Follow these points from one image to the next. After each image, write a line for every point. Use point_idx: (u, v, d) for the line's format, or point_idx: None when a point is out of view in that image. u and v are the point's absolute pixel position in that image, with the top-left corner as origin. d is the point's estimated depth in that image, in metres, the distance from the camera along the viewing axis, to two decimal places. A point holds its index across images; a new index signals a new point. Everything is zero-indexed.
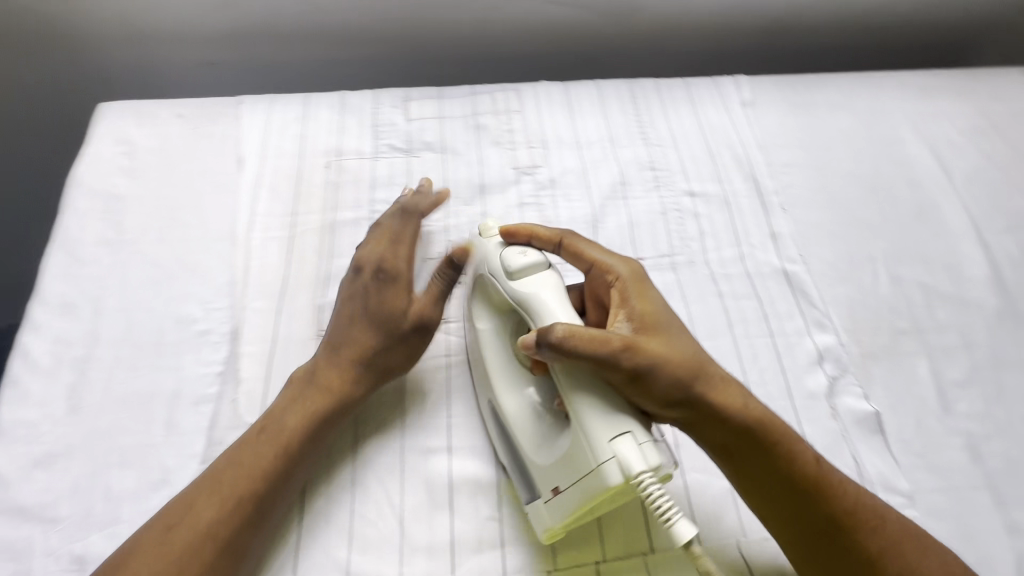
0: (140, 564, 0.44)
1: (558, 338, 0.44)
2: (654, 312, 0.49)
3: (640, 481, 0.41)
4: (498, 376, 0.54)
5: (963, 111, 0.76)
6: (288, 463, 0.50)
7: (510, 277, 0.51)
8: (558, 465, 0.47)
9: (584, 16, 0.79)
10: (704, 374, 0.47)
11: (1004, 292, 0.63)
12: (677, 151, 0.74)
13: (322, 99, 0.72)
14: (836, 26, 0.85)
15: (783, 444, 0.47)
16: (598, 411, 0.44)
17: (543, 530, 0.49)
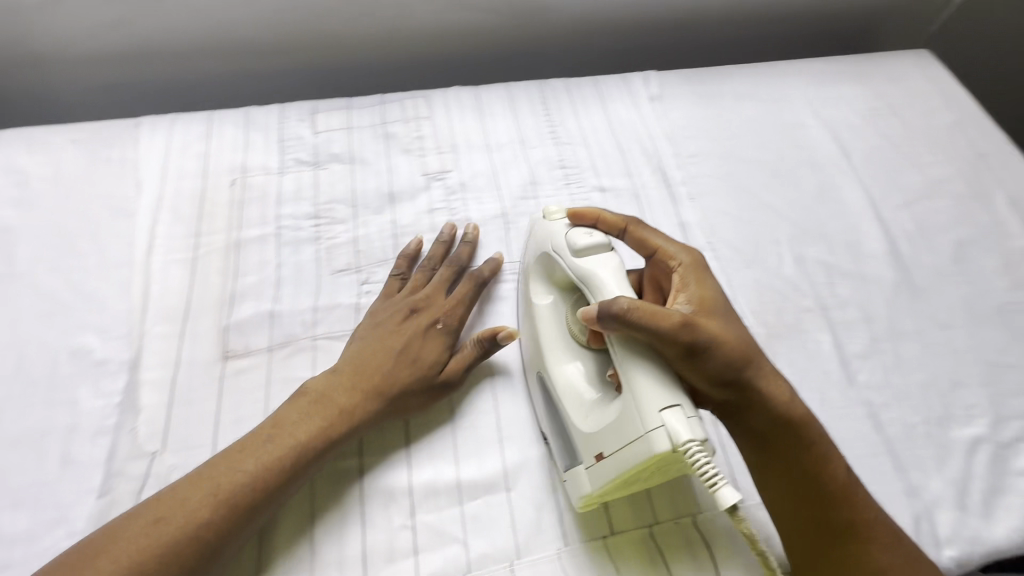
0: (122, 548, 0.41)
1: (625, 308, 0.44)
2: (712, 298, 0.50)
3: (686, 449, 0.41)
4: (549, 347, 0.55)
5: (859, 96, 0.84)
6: (288, 482, 0.48)
7: (574, 254, 0.52)
8: (605, 433, 0.47)
9: (494, 20, 0.82)
10: (757, 361, 0.47)
11: (900, 265, 0.70)
12: (587, 148, 0.75)
13: (232, 116, 0.73)
14: (736, 18, 0.90)
15: (814, 445, 0.48)
16: (654, 380, 0.44)
17: (583, 496, 0.50)
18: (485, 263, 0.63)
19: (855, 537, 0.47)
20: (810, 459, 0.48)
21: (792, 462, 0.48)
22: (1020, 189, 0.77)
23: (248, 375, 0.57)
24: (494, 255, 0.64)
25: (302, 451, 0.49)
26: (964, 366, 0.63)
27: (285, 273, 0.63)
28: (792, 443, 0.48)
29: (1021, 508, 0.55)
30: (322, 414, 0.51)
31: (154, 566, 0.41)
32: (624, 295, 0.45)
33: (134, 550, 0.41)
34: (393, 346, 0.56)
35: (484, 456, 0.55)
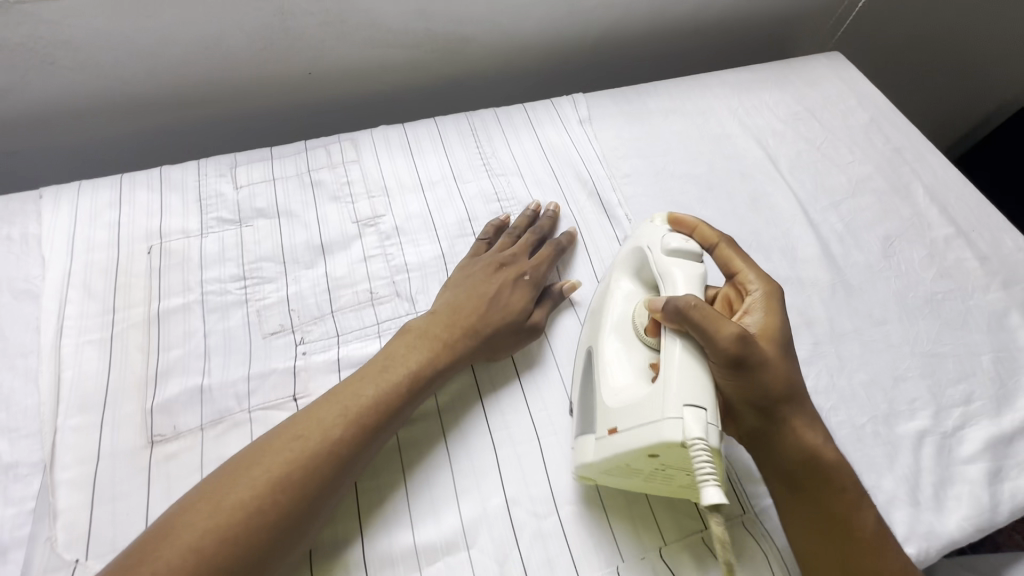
0: (270, 460, 0.45)
1: (688, 304, 0.48)
2: (777, 329, 0.51)
3: (693, 447, 0.43)
4: (606, 328, 0.56)
5: (779, 102, 0.87)
6: (382, 418, 0.51)
7: (663, 251, 0.55)
8: (624, 409, 0.48)
9: (416, 55, 0.81)
10: (796, 395, 0.49)
11: (834, 266, 0.72)
12: (522, 177, 0.75)
13: (145, 178, 0.69)
14: (654, 36, 0.92)
15: (844, 488, 0.49)
16: (690, 375, 0.46)
17: (584, 464, 0.52)
18: (563, 233, 0.69)
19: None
20: (839, 503, 0.49)
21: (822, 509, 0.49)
22: (936, 180, 0.80)
23: (179, 460, 0.52)
24: (569, 229, 0.70)
25: (414, 380, 0.54)
26: (903, 359, 0.65)
27: (213, 342, 0.59)
28: (813, 472, 0.49)
29: (970, 496, 0.57)
30: (419, 350, 0.56)
31: (294, 477, 0.45)
32: (694, 294, 0.49)
33: (279, 463, 0.45)
34: (487, 293, 0.61)
35: (439, 515, 0.53)
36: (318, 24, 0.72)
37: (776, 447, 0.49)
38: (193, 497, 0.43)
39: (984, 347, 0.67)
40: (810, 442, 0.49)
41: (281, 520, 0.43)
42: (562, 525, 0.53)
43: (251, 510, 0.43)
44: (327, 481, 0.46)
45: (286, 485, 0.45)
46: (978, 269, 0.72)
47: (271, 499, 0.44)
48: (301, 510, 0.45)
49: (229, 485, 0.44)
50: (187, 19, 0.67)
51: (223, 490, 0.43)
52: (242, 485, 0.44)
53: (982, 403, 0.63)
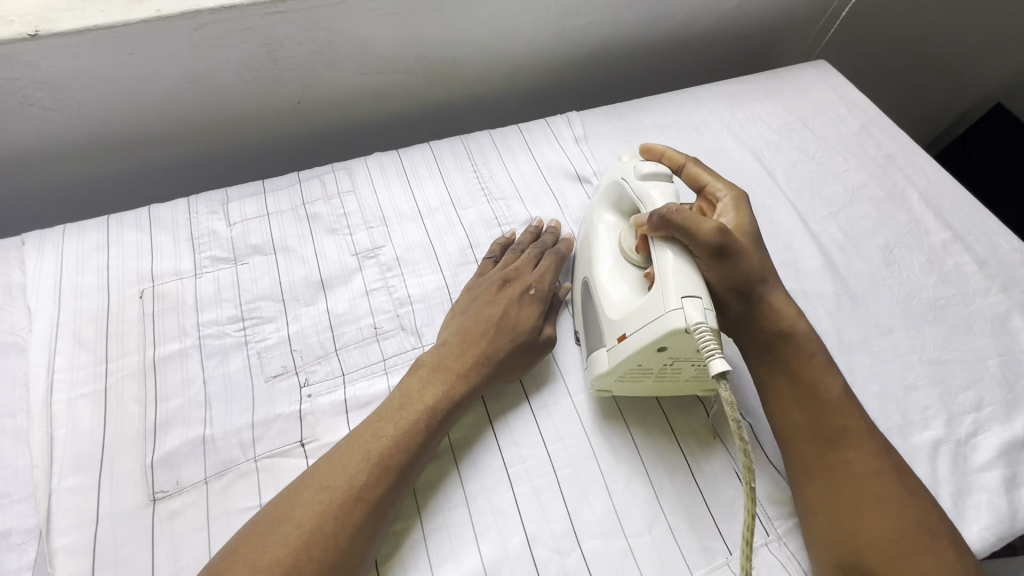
0: (299, 515, 0.45)
1: (669, 210, 0.51)
2: (745, 224, 0.58)
3: (698, 329, 0.45)
4: (598, 255, 0.60)
5: (771, 113, 0.87)
6: (409, 458, 0.50)
7: (639, 179, 0.59)
8: (630, 317, 0.51)
9: (407, 80, 0.80)
10: (768, 277, 0.56)
11: (837, 277, 0.72)
12: (521, 200, 0.74)
13: (133, 218, 0.67)
14: (643, 51, 0.92)
15: (812, 357, 0.54)
16: (682, 272, 0.49)
17: (597, 376, 0.55)
18: (561, 243, 0.68)
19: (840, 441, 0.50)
20: (809, 372, 0.53)
21: (796, 381, 0.53)
22: (929, 186, 0.81)
23: (183, 517, 0.50)
24: (568, 235, 0.69)
25: (432, 416, 0.52)
26: (913, 368, 0.65)
27: (214, 389, 0.57)
28: (791, 350, 0.54)
29: (989, 505, 0.56)
30: (434, 381, 0.55)
31: (328, 527, 0.44)
32: (673, 202, 0.53)
33: (308, 517, 0.45)
34: (494, 314, 0.60)
35: (459, 559, 0.50)
36: (307, 53, 0.70)
37: (757, 330, 0.55)
38: (226, 557, 0.43)
39: (989, 351, 0.67)
40: (786, 316, 0.55)
41: (328, 565, 0.43)
42: (586, 563, 0.51)
43: (289, 569, 0.42)
44: (360, 524, 0.46)
45: (321, 540, 0.44)
46: (976, 273, 0.73)
47: (307, 554, 0.43)
48: (341, 560, 0.44)
49: (264, 539, 0.43)
50: (172, 55, 0.64)
51: (256, 552, 0.43)
52: (274, 543, 0.43)
53: (992, 408, 0.63)
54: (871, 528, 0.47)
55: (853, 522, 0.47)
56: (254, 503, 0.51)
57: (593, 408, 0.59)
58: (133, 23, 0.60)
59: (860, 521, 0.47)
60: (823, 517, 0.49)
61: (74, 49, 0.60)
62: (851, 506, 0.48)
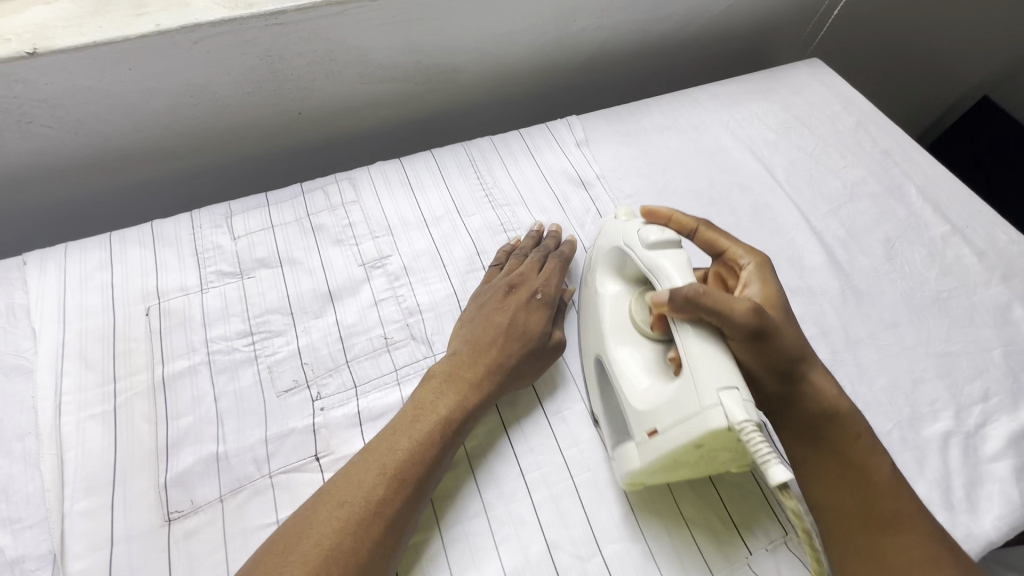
0: (316, 532, 0.44)
1: (693, 291, 0.47)
2: (774, 295, 0.53)
3: (744, 428, 0.42)
4: (608, 333, 0.56)
5: (768, 112, 0.88)
6: (425, 472, 0.49)
7: (645, 247, 0.55)
8: (661, 408, 0.47)
9: (407, 87, 0.80)
10: (808, 354, 0.51)
11: (841, 273, 0.72)
12: (525, 206, 0.74)
13: (136, 235, 0.66)
14: (640, 53, 0.93)
15: (858, 433, 0.51)
16: (716, 358, 0.45)
17: (629, 473, 0.50)
18: (563, 245, 0.68)
19: (894, 525, 0.47)
20: (856, 451, 0.50)
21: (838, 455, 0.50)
22: (926, 179, 0.82)
23: (200, 536, 0.49)
24: (569, 236, 0.69)
25: (446, 426, 0.52)
26: (920, 361, 0.66)
27: (225, 406, 0.56)
28: (830, 427, 0.51)
29: (1001, 494, 0.57)
30: (447, 392, 0.54)
31: (346, 546, 0.44)
32: (694, 281, 0.48)
33: (326, 535, 0.44)
34: (503, 321, 0.59)
35: (480, 568, 0.50)
36: (307, 64, 0.70)
37: (796, 408, 0.51)
38: None
39: (993, 342, 0.68)
40: (826, 396, 0.51)
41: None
42: (607, 567, 0.51)
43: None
44: (378, 539, 0.45)
45: (339, 556, 0.43)
46: (977, 264, 0.74)
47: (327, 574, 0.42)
48: None
49: (280, 567, 0.42)
50: (170, 69, 0.64)
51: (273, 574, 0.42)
52: (292, 562, 0.42)
53: (998, 399, 0.64)
54: None
55: None
56: (272, 520, 0.51)
57: None
58: (132, 38, 0.59)
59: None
60: None
61: (72, 65, 0.59)
62: None
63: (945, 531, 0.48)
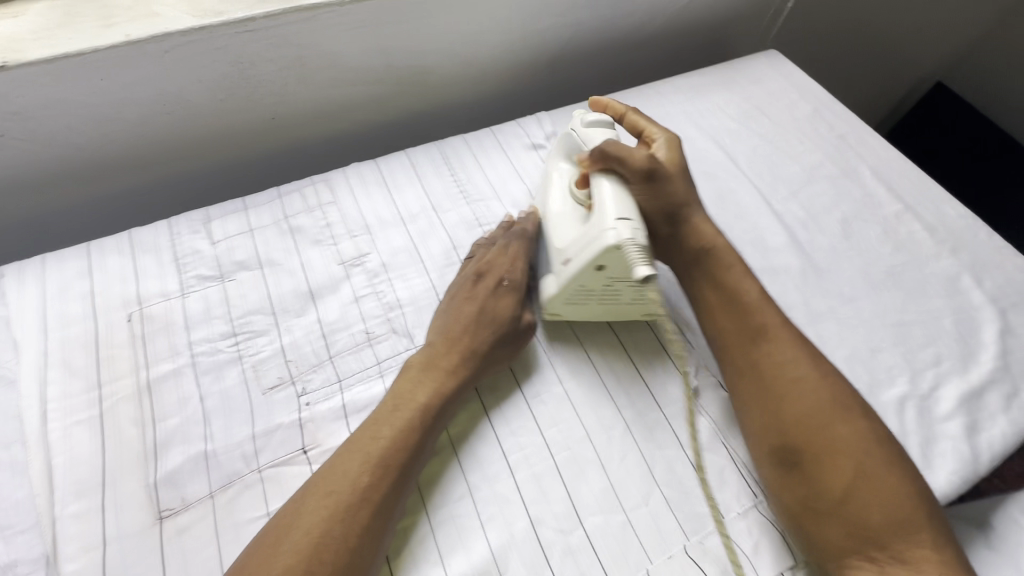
0: (305, 523, 0.46)
1: (605, 146, 0.63)
2: (673, 159, 0.68)
3: (625, 244, 0.54)
4: (546, 196, 0.70)
5: (730, 102, 0.92)
6: (407, 459, 0.51)
7: (584, 126, 0.69)
8: (573, 242, 0.60)
9: (379, 90, 0.82)
10: (692, 205, 0.67)
11: (802, 252, 0.76)
12: (499, 199, 0.76)
13: (113, 244, 0.67)
14: (605, 49, 0.96)
15: (733, 265, 0.65)
16: (615, 199, 0.59)
17: (549, 299, 0.63)
18: (524, 220, 0.70)
19: (776, 362, 0.58)
20: (733, 280, 0.64)
21: (720, 292, 0.64)
22: (879, 161, 0.87)
23: (193, 532, 0.50)
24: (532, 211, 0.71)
25: (425, 414, 0.54)
26: (877, 332, 0.70)
27: (211, 406, 0.57)
28: (717, 269, 0.65)
29: (953, 451, 0.61)
30: (427, 380, 0.57)
31: (334, 533, 0.46)
32: (607, 139, 0.64)
33: (315, 524, 0.46)
34: (473, 311, 0.62)
35: (468, 546, 0.52)
36: (279, 70, 0.72)
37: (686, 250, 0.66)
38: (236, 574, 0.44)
39: (944, 310, 0.72)
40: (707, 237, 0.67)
41: (339, 566, 0.45)
42: (589, 538, 0.53)
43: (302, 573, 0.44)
44: (366, 525, 0.47)
45: (329, 543, 0.45)
46: (927, 239, 0.78)
47: (318, 560, 0.44)
48: (352, 562, 0.45)
49: (271, 557, 0.44)
50: (142, 79, 0.65)
51: (264, 568, 0.44)
52: (284, 553, 0.45)
53: (950, 362, 0.68)
54: (793, 410, 0.55)
55: (776, 406, 0.56)
56: (263, 512, 0.52)
57: (583, 391, 0.62)
58: (105, 49, 0.60)
59: (787, 405, 0.56)
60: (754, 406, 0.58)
61: (42, 78, 0.60)
62: (776, 397, 0.57)
63: (812, 345, 0.60)
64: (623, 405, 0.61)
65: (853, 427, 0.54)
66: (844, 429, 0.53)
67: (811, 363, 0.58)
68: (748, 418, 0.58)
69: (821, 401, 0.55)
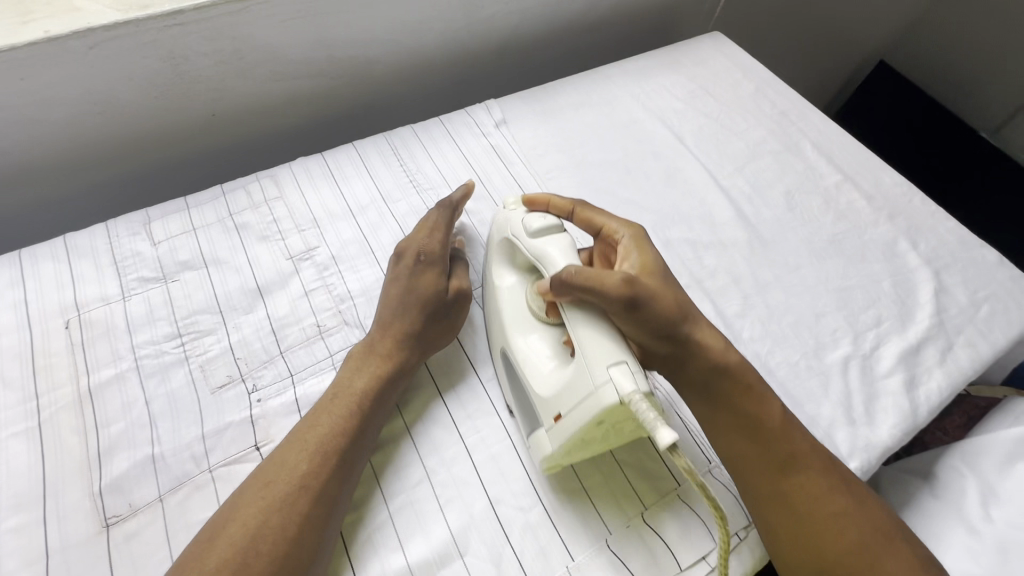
0: (243, 514, 0.46)
1: (569, 274, 0.51)
2: (650, 264, 0.56)
3: (632, 400, 0.45)
4: (510, 325, 0.58)
5: (676, 82, 0.94)
6: (347, 447, 0.51)
7: (530, 236, 0.58)
8: (561, 393, 0.50)
9: (322, 83, 0.81)
10: (689, 315, 0.54)
11: (748, 225, 0.78)
12: (448, 187, 0.76)
13: (47, 250, 0.64)
14: (553, 34, 0.97)
15: (750, 383, 0.54)
16: (601, 336, 0.49)
17: (545, 459, 0.52)
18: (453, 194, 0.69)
19: (809, 488, 0.51)
20: (750, 400, 0.54)
21: (739, 414, 0.54)
22: (819, 135, 0.90)
23: (142, 537, 0.49)
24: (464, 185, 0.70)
25: (364, 401, 0.54)
26: (821, 298, 0.72)
27: (157, 409, 0.56)
28: (729, 385, 0.54)
29: (894, 406, 0.64)
30: (366, 364, 0.56)
31: (270, 523, 0.45)
32: (569, 263, 0.52)
33: (254, 515, 0.46)
34: (398, 292, 0.61)
35: (427, 530, 0.52)
36: (214, 64, 0.70)
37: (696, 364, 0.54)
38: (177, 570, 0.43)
39: (883, 274, 0.75)
40: (715, 351, 0.54)
41: (277, 555, 0.44)
42: (548, 515, 0.54)
43: (237, 567, 0.43)
44: (306, 513, 0.47)
45: (266, 534, 0.45)
46: (866, 207, 0.82)
47: (255, 550, 0.44)
48: (292, 550, 0.45)
49: (209, 548, 0.44)
50: (65, 78, 0.62)
51: (198, 563, 0.43)
52: (218, 547, 0.44)
53: (890, 322, 0.71)
54: (837, 545, 0.49)
55: (816, 541, 0.49)
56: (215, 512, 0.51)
57: None
58: (22, 47, 0.58)
59: (833, 540, 0.49)
60: (796, 547, 0.50)
61: None
62: (815, 530, 0.49)
63: (840, 464, 0.54)
64: None
65: (902, 558, 0.48)
66: (896, 564, 0.48)
67: (845, 492, 0.51)
68: (787, 559, 0.50)
69: (865, 533, 0.49)
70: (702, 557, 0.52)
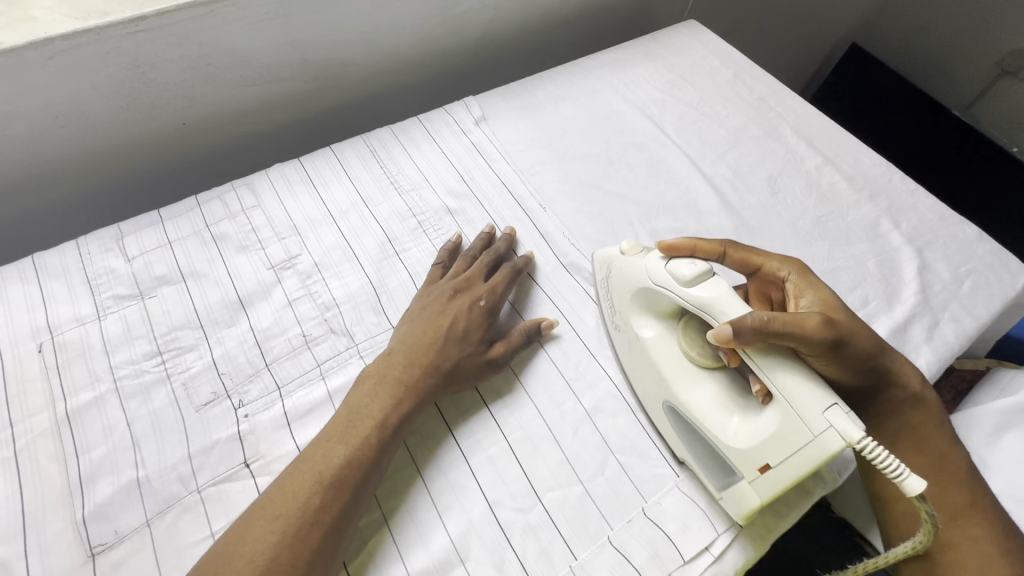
0: (249, 549, 0.43)
1: (765, 322, 0.47)
2: (829, 298, 0.57)
3: (864, 444, 0.43)
4: (671, 375, 0.56)
5: (654, 72, 0.93)
6: (358, 480, 0.48)
7: (686, 286, 0.54)
8: (763, 445, 0.48)
9: (296, 86, 0.79)
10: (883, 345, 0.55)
11: (733, 211, 0.78)
12: (431, 188, 0.75)
13: (15, 272, 0.62)
14: (529, 29, 0.96)
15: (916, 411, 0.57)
16: (804, 382, 0.47)
17: (745, 513, 0.50)
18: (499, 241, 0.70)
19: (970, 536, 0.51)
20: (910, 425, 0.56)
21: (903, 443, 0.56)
22: (797, 119, 0.90)
23: (129, 565, 0.47)
24: (506, 230, 0.71)
25: (383, 432, 0.51)
26: None
27: (140, 430, 0.54)
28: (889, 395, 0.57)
29: None
30: (385, 393, 0.54)
31: (283, 558, 0.43)
32: (753, 311, 0.48)
33: (261, 551, 0.43)
34: (441, 330, 0.59)
35: (426, 537, 0.51)
36: (181, 71, 0.68)
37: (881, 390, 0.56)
38: None
39: (868, 254, 0.76)
40: (906, 376, 0.57)
41: None
42: (548, 514, 0.53)
43: None
44: (317, 547, 0.45)
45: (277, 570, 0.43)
46: (847, 188, 0.82)
47: None
48: None
49: None
50: (23, 89, 0.60)
51: None
52: None
53: (876, 302, 0.71)
54: None
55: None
56: (206, 534, 0.49)
57: (533, 370, 0.62)
58: None
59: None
60: None
61: None
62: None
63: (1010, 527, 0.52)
64: (572, 378, 0.61)
65: None
66: None
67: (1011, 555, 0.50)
68: None
69: None
70: (705, 548, 0.52)
